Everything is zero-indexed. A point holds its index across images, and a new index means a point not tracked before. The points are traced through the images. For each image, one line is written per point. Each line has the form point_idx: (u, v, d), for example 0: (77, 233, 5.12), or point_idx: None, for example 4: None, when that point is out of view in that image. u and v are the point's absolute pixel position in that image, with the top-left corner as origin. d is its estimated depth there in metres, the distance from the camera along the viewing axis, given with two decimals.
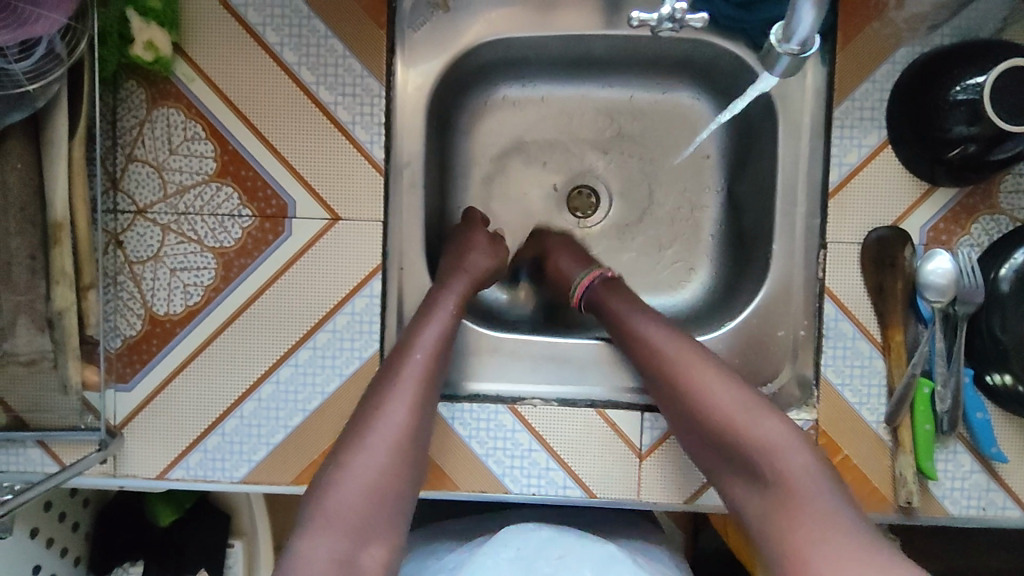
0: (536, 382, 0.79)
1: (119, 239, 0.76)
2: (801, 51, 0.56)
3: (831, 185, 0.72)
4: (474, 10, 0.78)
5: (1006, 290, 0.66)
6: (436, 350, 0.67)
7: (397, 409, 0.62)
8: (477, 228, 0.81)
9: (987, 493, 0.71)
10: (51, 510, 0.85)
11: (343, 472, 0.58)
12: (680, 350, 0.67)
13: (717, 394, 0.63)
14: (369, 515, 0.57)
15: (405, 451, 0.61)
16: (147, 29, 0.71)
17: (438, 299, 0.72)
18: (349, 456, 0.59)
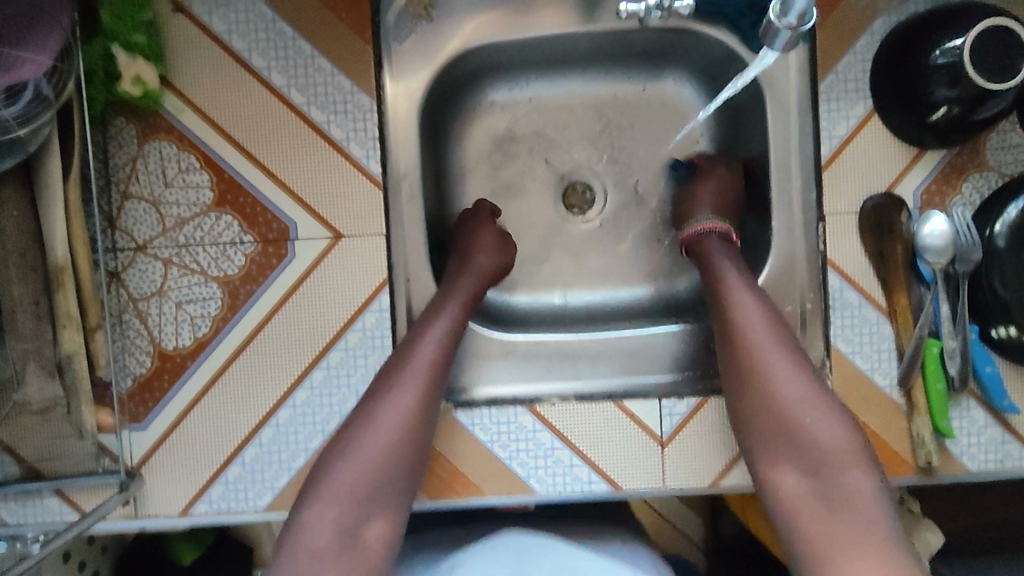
0: (551, 380, 0.80)
1: (121, 277, 0.76)
2: (799, 24, 0.60)
3: (823, 158, 0.73)
4: (456, 18, 0.79)
5: (1002, 246, 0.67)
6: (442, 348, 0.68)
7: (404, 396, 0.65)
8: (483, 219, 0.81)
9: (1003, 446, 0.72)
10: (72, 560, 0.84)
11: (351, 453, 0.63)
12: (754, 315, 0.66)
13: (779, 368, 0.64)
14: (367, 494, 0.62)
15: (403, 443, 0.64)
16: (134, 63, 0.71)
17: (449, 296, 0.72)
18: (358, 439, 0.63)
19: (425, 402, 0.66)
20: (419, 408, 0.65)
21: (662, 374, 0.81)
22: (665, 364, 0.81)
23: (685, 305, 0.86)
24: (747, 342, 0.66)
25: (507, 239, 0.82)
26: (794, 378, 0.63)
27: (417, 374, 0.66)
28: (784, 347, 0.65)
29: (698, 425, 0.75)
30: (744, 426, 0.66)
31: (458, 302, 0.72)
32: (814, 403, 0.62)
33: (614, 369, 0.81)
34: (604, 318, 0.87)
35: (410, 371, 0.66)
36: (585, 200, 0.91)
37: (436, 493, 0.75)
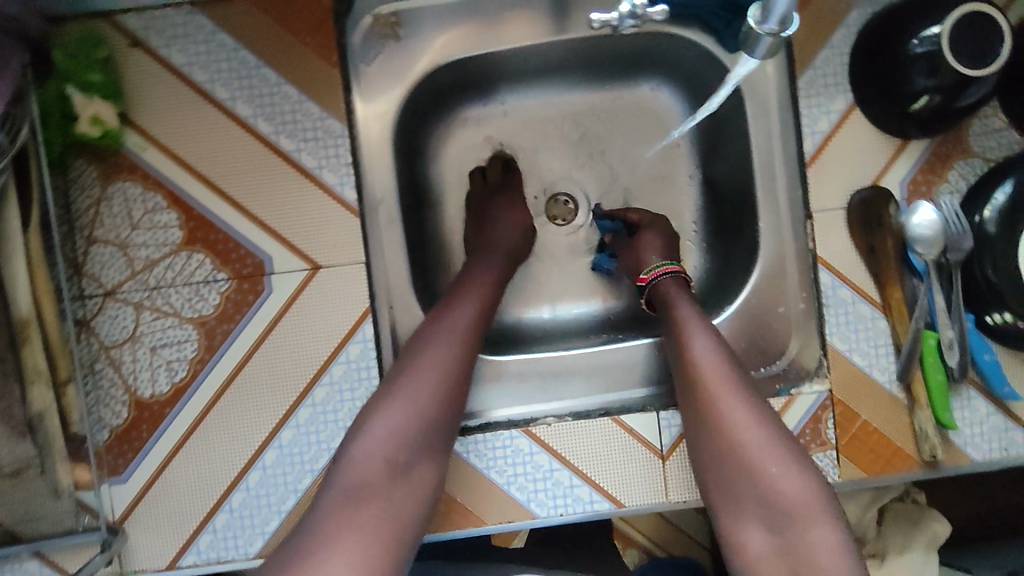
0: (545, 400, 0.78)
1: (91, 325, 0.73)
2: (781, 30, 0.58)
3: (807, 155, 0.72)
4: (425, 36, 0.77)
5: (993, 232, 0.66)
6: (477, 314, 0.71)
7: (445, 345, 0.67)
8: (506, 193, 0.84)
9: (1007, 434, 0.70)
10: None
11: (399, 387, 0.63)
12: (711, 363, 0.64)
13: (734, 417, 0.61)
14: (410, 445, 0.61)
15: (438, 408, 0.64)
16: (91, 104, 0.69)
17: (476, 271, 0.76)
18: (404, 377, 0.64)
19: (456, 378, 0.66)
20: (452, 378, 0.66)
21: (658, 386, 0.78)
22: (661, 375, 0.79)
23: None
24: (708, 390, 0.63)
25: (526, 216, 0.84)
26: (750, 428, 0.60)
27: (446, 356, 0.66)
28: (740, 395, 0.62)
29: None
30: (707, 477, 0.63)
31: (479, 296, 0.73)
32: (770, 453, 0.59)
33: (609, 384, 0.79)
34: (596, 332, 0.86)
35: (440, 350, 0.66)
36: (568, 211, 0.89)
37: (434, 526, 0.72)
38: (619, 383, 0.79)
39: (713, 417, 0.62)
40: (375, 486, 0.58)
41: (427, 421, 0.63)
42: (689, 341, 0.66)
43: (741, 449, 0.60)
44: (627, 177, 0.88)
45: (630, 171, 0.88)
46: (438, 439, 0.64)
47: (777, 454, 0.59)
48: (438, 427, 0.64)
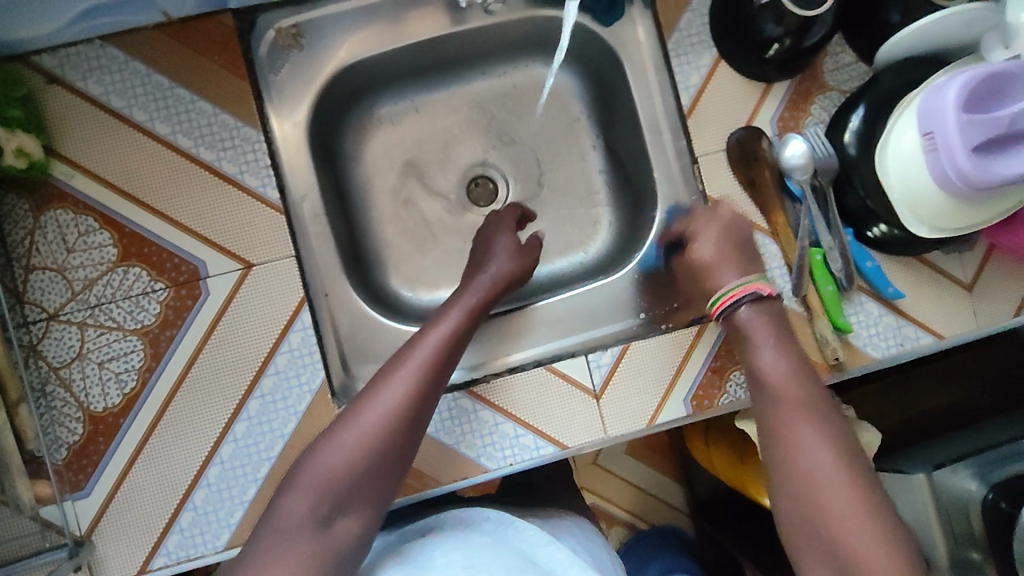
0: (505, 356, 0.83)
1: (37, 348, 0.76)
2: None
3: (685, 107, 0.79)
4: (327, 42, 0.84)
5: (854, 155, 0.74)
6: (440, 352, 0.67)
7: (391, 394, 0.63)
8: (500, 230, 0.82)
9: (900, 330, 0.76)
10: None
11: (331, 441, 0.61)
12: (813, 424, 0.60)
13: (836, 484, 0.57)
14: (333, 494, 0.60)
15: (370, 461, 0.61)
16: (14, 137, 0.72)
17: (452, 304, 0.72)
18: (341, 429, 0.62)
19: (396, 431, 0.62)
20: (392, 431, 0.62)
21: (588, 335, 0.83)
22: (590, 324, 0.84)
23: (598, 268, 0.90)
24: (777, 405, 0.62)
25: (530, 246, 0.81)
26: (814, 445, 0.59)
27: (384, 410, 0.62)
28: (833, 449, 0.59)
29: (626, 371, 0.78)
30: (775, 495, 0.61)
31: (446, 332, 0.69)
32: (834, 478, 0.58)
33: (543, 339, 0.84)
34: (528, 293, 0.90)
35: (382, 402, 0.62)
36: (489, 191, 0.95)
37: None
38: (550, 337, 0.84)
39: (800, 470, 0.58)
40: (297, 533, 0.58)
41: (359, 470, 0.60)
42: (780, 388, 0.62)
43: (811, 478, 0.58)
44: (537, 155, 0.95)
45: (541, 147, 0.95)
46: (375, 484, 0.61)
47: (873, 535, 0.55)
48: (370, 475, 0.61)
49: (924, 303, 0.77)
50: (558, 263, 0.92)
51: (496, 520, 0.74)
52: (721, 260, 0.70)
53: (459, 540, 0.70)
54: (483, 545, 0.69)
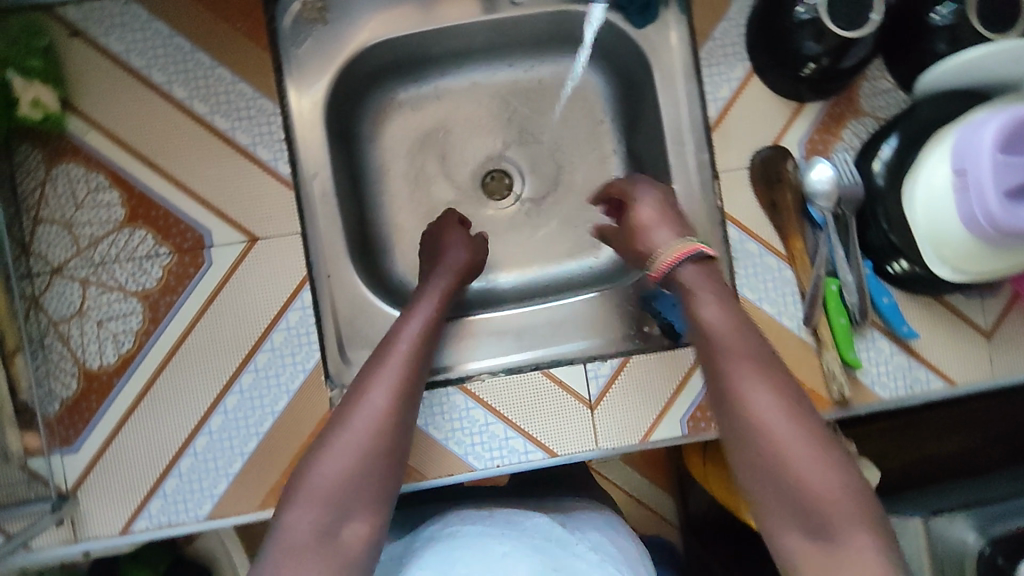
0: (463, 363, 0.81)
1: (39, 301, 0.76)
2: None
3: (710, 120, 0.77)
4: (353, 20, 0.82)
5: (882, 186, 0.72)
6: (418, 345, 0.68)
7: (379, 393, 0.63)
8: (450, 226, 0.83)
9: (911, 372, 0.74)
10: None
11: (327, 450, 0.59)
12: (796, 432, 0.57)
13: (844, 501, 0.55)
14: (339, 502, 0.57)
15: (370, 469, 0.60)
16: (31, 87, 0.72)
17: (421, 296, 0.74)
18: (333, 437, 0.60)
19: (390, 430, 0.62)
20: (387, 430, 0.61)
21: (577, 349, 0.81)
22: (592, 331, 0.82)
23: (602, 278, 0.89)
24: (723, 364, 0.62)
25: (480, 239, 0.84)
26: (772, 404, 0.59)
27: (376, 409, 0.62)
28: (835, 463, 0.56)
29: (624, 384, 0.76)
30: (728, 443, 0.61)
31: (419, 325, 0.70)
32: (785, 420, 0.58)
33: (540, 342, 0.82)
34: (524, 297, 0.89)
35: (373, 403, 0.62)
36: (504, 186, 0.94)
37: None
38: (549, 341, 0.82)
39: (773, 450, 0.57)
40: (305, 548, 0.54)
41: (360, 474, 0.59)
42: (728, 348, 0.62)
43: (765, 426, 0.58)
44: (556, 153, 0.93)
45: (560, 146, 0.93)
46: (378, 487, 0.60)
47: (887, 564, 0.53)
48: (373, 479, 0.59)
49: (938, 346, 0.74)
50: (562, 270, 0.91)
51: (517, 524, 0.71)
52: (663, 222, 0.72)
53: (475, 546, 0.66)
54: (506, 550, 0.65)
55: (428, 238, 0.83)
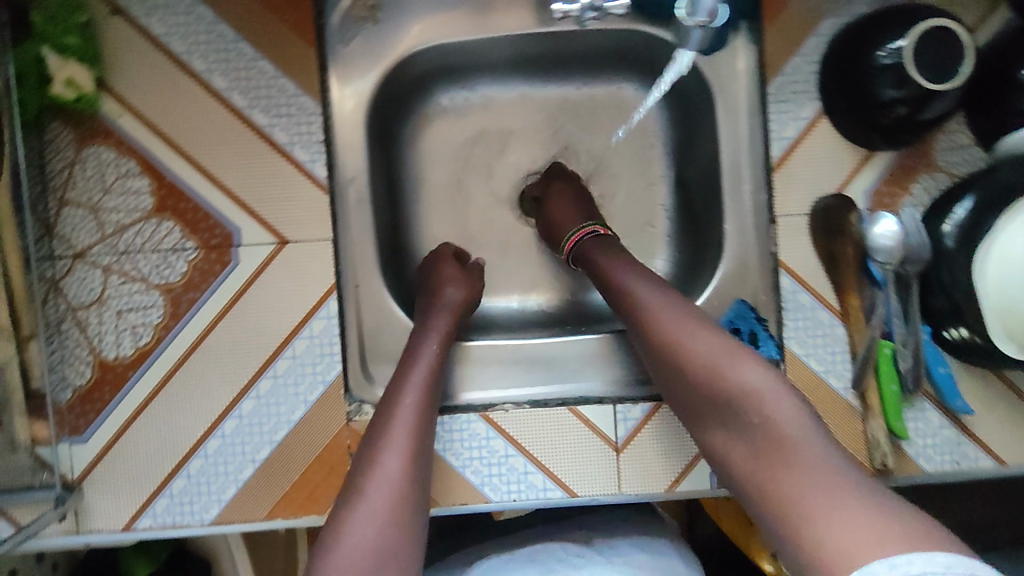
0: (459, 393, 0.78)
1: (59, 285, 0.73)
2: (710, 21, 0.62)
3: (774, 160, 0.73)
4: (405, 21, 0.79)
5: (951, 247, 0.67)
6: (422, 398, 0.64)
7: (392, 459, 0.59)
8: (443, 262, 0.81)
9: (960, 447, 0.72)
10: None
11: (343, 527, 0.55)
12: (711, 344, 0.59)
13: (765, 394, 0.55)
14: None
15: (395, 540, 0.55)
16: (66, 66, 0.69)
17: (419, 341, 0.70)
18: (347, 513, 0.56)
19: (409, 495, 0.58)
20: (408, 496, 0.58)
21: (602, 389, 0.78)
22: (623, 368, 0.79)
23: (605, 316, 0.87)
24: (640, 310, 0.64)
25: (475, 270, 0.82)
26: (688, 327, 0.60)
27: (392, 477, 0.58)
28: (753, 362, 0.57)
29: (654, 429, 0.74)
30: (665, 378, 0.62)
31: (422, 372, 0.66)
32: (704, 338, 0.59)
33: (567, 374, 0.79)
34: (524, 328, 0.86)
35: (387, 470, 0.58)
36: None
37: None
38: (572, 376, 0.79)
39: (699, 372, 0.58)
40: None
41: (387, 546, 0.55)
42: (643, 297, 0.64)
43: (687, 351, 0.59)
44: (600, 174, 0.89)
45: (606, 168, 0.89)
46: (407, 559, 0.55)
47: (814, 436, 0.53)
48: (400, 552, 0.55)
49: (992, 423, 0.72)
50: (568, 304, 0.89)
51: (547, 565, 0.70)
52: (572, 208, 0.81)
53: None
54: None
55: (423, 275, 0.81)
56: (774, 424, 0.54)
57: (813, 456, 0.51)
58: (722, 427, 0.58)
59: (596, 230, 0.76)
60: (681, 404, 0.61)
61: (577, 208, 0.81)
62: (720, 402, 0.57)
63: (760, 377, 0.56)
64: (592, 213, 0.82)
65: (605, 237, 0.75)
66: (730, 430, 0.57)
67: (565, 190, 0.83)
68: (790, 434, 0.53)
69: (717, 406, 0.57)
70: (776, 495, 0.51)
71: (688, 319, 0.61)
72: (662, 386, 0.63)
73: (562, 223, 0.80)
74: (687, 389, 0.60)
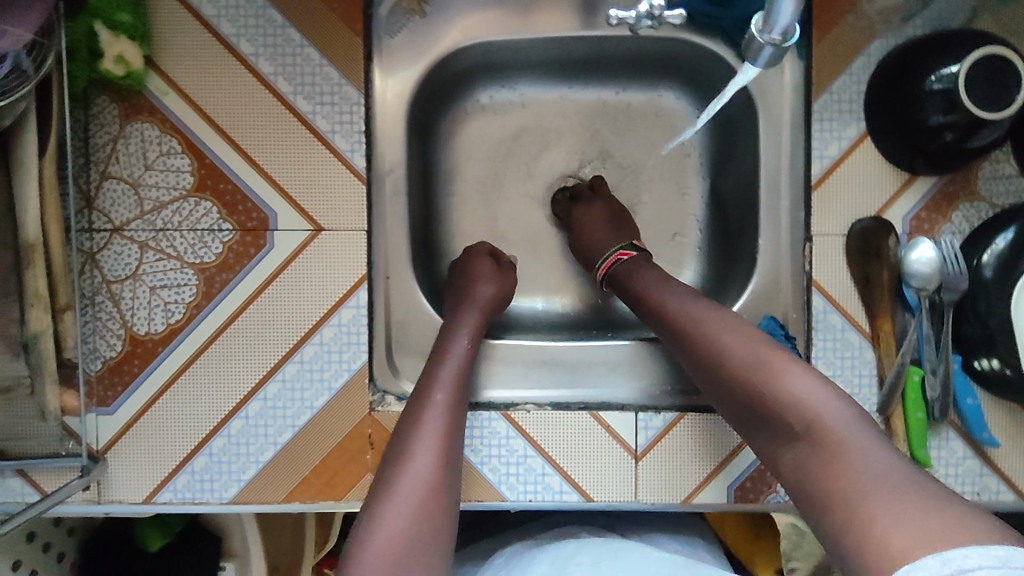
0: (483, 390, 0.78)
1: (96, 258, 0.74)
2: (782, 40, 0.55)
3: (813, 178, 0.73)
4: (450, 16, 0.79)
5: (989, 278, 0.66)
6: (453, 391, 0.65)
7: (424, 453, 0.60)
8: (478, 258, 0.82)
9: (982, 478, 0.72)
10: (49, 551, 0.80)
11: (376, 519, 0.56)
12: (750, 350, 0.58)
13: (809, 399, 0.53)
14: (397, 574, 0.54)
15: (424, 534, 0.56)
16: (118, 43, 0.69)
17: (450, 337, 0.71)
18: (379, 506, 0.57)
19: (438, 490, 0.58)
20: (437, 491, 0.58)
21: (624, 396, 0.78)
22: (644, 377, 0.79)
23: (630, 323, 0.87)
24: (678, 321, 0.64)
25: (508, 269, 0.82)
26: (731, 337, 0.59)
27: (423, 470, 0.59)
28: (797, 368, 0.55)
29: (675, 440, 0.74)
30: (710, 386, 0.61)
31: (455, 367, 0.67)
32: (747, 347, 0.58)
33: (590, 380, 0.79)
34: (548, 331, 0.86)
35: (418, 464, 0.59)
36: None
37: None
38: (595, 381, 0.79)
39: (743, 380, 0.57)
40: None
41: (416, 540, 0.55)
42: (680, 309, 0.64)
43: (731, 360, 0.58)
44: (634, 180, 0.89)
45: (640, 174, 0.89)
46: (434, 555, 0.56)
47: (869, 443, 0.50)
48: (428, 547, 0.56)
49: (1015, 456, 0.72)
50: (593, 308, 0.89)
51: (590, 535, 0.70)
52: (607, 223, 0.82)
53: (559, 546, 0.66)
54: (596, 548, 0.65)
55: (456, 270, 0.81)
56: (820, 427, 0.52)
57: (860, 459, 0.49)
58: (768, 436, 0.56)
59: (620, 256, 0.76)
60: (729, 411, 0.60)
61: (605, 222, 0.81)
62: (763, 409, 0.55)
63: (808, 385, 0.54)
64: (622, 225, 0.82)
65: (632, 260, 0.75)
66: (776, 438, 0.55)
67: (592, 206, 0.83)
68: (836, 437, 0.51)
69: (761, 412, 0.56)
70: (823, 499, 0.50)
71: (732, 329, 0.60)
72: (709, 394, 0.62)
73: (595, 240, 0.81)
74: (732, 398, 0.59)
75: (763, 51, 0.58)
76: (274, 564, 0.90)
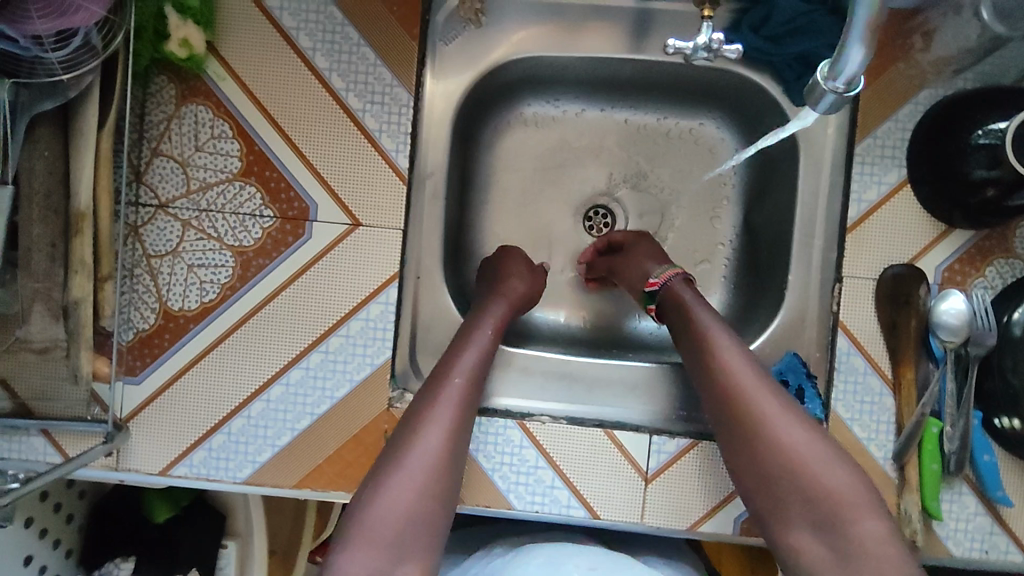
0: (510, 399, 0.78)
1: (139, 231, 0.76)
2: (846, 89, 0.55)
3: (849, 220, 0.73)
4: (504, 28, 0.81)
5: (1018, 335, 0.66)
6: (472, 377, 0.65)
7: (433, 433, 0.60)
8: (512, 257, 0.83)
9: (990, 536, 0.71)
10: (60, 511, 0.82)
11: (380, 490, 0.56)
12: (804, 441, 0.57)
13: (852, 499, 0.54)
14: (396, 545, 0.54)
15: (424, 511, 0.56)
16: (184, 27, 0.71)
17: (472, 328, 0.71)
18: (385, 476, 0.57)
19: (444, 471, 0.59)
20: (443, 470, 0.58)
21: (637, 416, 0.79)
22: (658, 401, 0.80)
23: (659, 346, 0.88)
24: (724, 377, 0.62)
25: (539, 270, 0.84)
26: (790, 418, 0.58)
27: (431, 449, 0.59)
28: (844, 467, 0.56)
29: (686, 466, 0.75)
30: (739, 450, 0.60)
31: (477, 356, 0.68)
32: (800, 427, 0.58)
33: (602, 397, 0.80)
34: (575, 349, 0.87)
35: (427, 444, 0.59)
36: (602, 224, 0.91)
37: None
38: (613, 400, 0.80)
39: (793, 462, 0.56)
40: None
41: (419, 513, 0.56)
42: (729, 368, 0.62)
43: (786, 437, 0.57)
44: (670, 203, 0.90)
45: (676, 198, 0.90)
46: (433, 531, 0.56)
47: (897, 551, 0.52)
48: (429, 521, 0.56)
49: None
50: (620, 326, 0.90)
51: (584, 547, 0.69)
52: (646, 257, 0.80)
53: (556, 548, 0.64)
54: (597, 556, 0.63)
55: (489, 266, 0.83)
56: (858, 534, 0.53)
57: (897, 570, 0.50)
58: (789, 516, 0.56)
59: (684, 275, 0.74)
60: (746, 478, 0.60)
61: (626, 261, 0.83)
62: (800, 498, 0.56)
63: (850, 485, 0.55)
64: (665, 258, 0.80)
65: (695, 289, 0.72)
66: (800, 525, 0.56)
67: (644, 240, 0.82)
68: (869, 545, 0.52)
69: (795, 496, 0.56)
70: None
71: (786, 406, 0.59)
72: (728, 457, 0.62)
73: (635, 269, 0.79)
74: (760, 469, 0.58)
75: (825, 98, 0.57)
76: (273, 547, 0.92)
